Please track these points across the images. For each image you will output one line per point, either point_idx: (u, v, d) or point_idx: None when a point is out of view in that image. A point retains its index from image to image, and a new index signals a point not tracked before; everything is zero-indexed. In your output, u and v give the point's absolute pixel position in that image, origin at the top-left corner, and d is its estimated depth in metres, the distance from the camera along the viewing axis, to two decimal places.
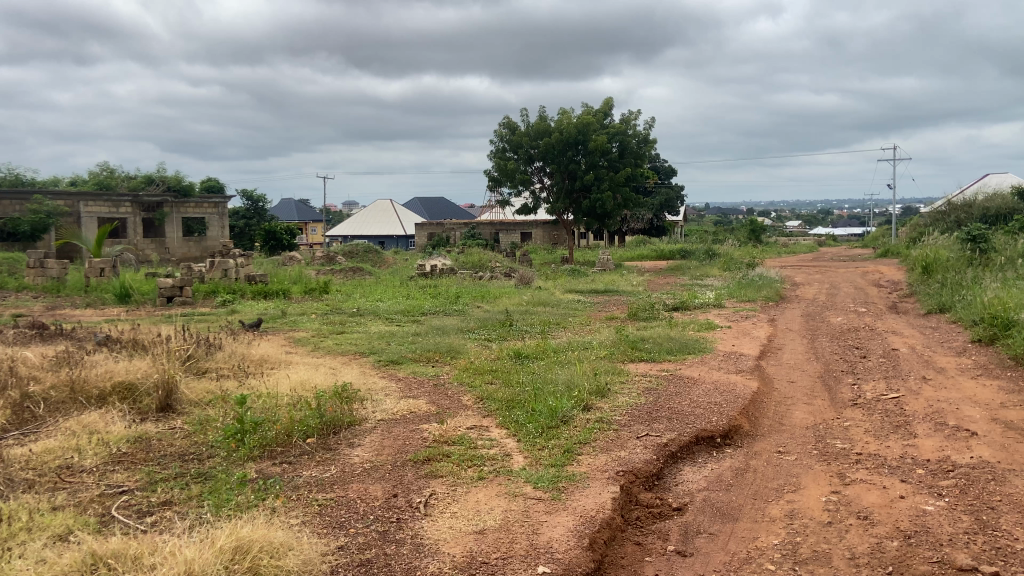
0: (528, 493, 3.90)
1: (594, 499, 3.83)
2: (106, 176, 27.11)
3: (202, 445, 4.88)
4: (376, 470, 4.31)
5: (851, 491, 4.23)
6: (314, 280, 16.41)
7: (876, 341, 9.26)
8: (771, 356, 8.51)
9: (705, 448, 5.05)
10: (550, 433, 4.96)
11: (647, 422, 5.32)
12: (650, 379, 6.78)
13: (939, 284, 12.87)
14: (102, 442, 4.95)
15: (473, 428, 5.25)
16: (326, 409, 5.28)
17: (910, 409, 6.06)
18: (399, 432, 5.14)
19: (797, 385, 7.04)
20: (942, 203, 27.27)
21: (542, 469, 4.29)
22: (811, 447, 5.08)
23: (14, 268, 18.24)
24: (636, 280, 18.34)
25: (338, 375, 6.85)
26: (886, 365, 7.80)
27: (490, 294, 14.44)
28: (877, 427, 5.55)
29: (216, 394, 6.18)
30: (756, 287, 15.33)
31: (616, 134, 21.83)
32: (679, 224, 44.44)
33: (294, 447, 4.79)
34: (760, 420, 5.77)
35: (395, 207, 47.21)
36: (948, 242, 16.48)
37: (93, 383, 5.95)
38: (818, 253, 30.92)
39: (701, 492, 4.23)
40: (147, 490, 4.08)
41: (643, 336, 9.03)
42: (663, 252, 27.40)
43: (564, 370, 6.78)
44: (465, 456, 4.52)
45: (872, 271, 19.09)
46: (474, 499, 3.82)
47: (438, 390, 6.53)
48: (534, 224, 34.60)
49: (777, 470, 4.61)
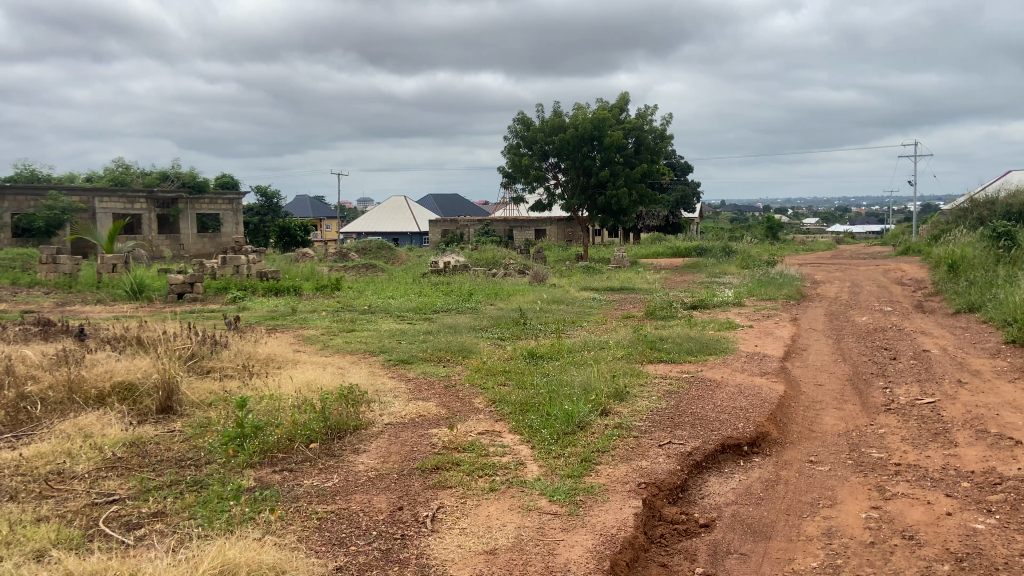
0: (543, 508, 3.62)
1: (615, 514, 3.53)
2: (121, 172, 27.09)
3: (201, 450, 4.63)
4: (382, 480, 4.04)
5: (893, 506, 3.92)
6: (326, 277, 16.18)
7: (905, 342, 8.89)
8: (795, 357, 8.20)
9: (731, 456, 4.75)
10: (566, 440, 4.68)
11: (669, 429, 5.03)
12: (670, 381, 6.47)
13: (968, 282, 12.45)
14: (97, 446, 4.71)
15: (485, 433, 4.98)
16: (330, 412, 5.02)
17: (948, 415, 5.73)
18: (408, 437, 4.88)
19: (825, 388, 6.70)
20: (964, 200, 26.65)
21: (558, 480, 4.01)
22: (845, 457, 4.76)
23: (28, 265, 18.19)
24: (652, 277, 18.04)
25: (346, 376, 6.59)
26: (918, 368, 7.44)
27: (502, 292, 14.12)
28: (914, 435, 5.22)
29: (219, 395, 5.94)
30: (776, 285, 14.91)
31: (633, 129, 21.41)
32: (694, 222, 44.05)
33: (296, 452, 4.54)
34: (789, 427, 5.45)
35: (409, 205, 46.99)
36: (974, 240, 16.01)
37: (92, 383, 5.71)
38: (835, 254, 28.56)
39: (729, 506, 3.93)
40: (139, 500, 3.84)
41: (662, 336, 8.71)
42: (679, 250, 26.94)
43: (581, 372, 6.48)
44: (477, 465, 4.24)
45: (894, 270, 18.61)
46: (485, 513, 3.55)
47: (449, 392, 6.27)
48: (548, 221, 34.18)
49: (810, 482, 4.30)
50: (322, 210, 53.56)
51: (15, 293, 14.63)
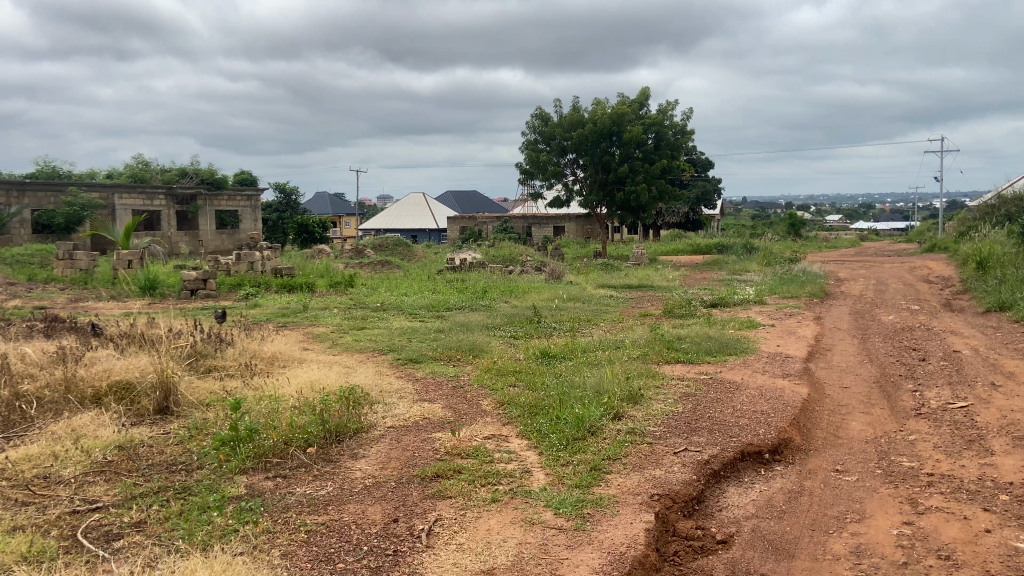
0: (546, 521, 3.37)
1: (625, 530, 3.28)
2: (140, 169, 27.15)
3: (193, 454, 4.43)
4: (378, 489, 3.81)
5: (926, 522, 3.63)
6: (341, 274, 16.02)
7: (934, 342, 8.54)
8: (819, 357, 7.90)
9: (751, 465, 4.47)
10: (576, 446, 4.43)
11: (686, 435, 4.75)
12: (687, 383, 6.19)
13: (999, 279, 12.04)
14: (87, 448, 4.53)
15: (491, 438, 4.74)
16: (330, 414, 4.80)
17: (983, 421, 5.40)
18: (410, 441, 4.65)
19: (851, 391, 6.39)
20: (991, 196, 26.04)
21: (565, 490, 3.76)
22: (874, 466, 4.46)
23: (46, 261, 18.25)
24: (671, 275, 17.69)
25: (351, 376, 6.38)
26: (949, 369, 7.11)
27: (518, 289, 13.85)
28: (947, 443, 4.90)
29: (219, 395, 5.75)
30: (798, 283, 14.52)
31: (653, 124, 21.05)
32: (714, 219, 43.54)
33: (292, 458, 4.32)
34: (813, 433, 5.16)
35: (428, 201, 46.82)
36: (1003, 237, 15.52)
37: (89, 382, 5.54)
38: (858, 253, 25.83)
39: (750, 520, 3.66)
40: (123, 507, 3.64)
41: (680, 335, 8.40)
42: (698, 247, 26.53)
43: (594, 373, 6.22)
44: (479, 473, 3.99)
45: (919, 267, 18.13)
46: (485, 527, 3.31)
47: (457, 393, 6.04)
48: (567, 217, 33.85)
49: (837, 494, 4.01)
50: (341, 207, 53.54)
51: (31, 289, 14.61)
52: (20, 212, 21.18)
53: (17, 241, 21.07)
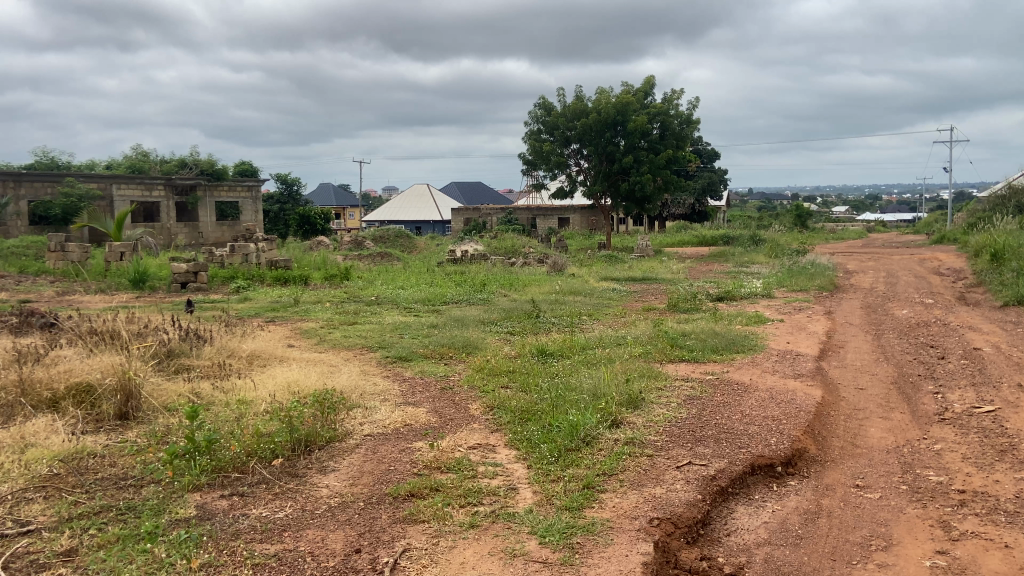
0: (531, 554, 2.95)
1: (618, 564, 2.86)
2: (140, 159, 26.72)
3: (146, 466, 4.02)
4: (344, 510, 3.40)
5: (963, 551, 3.20)
6: (338, 266, 15.62)
7: (953, 339, 8.09)
8: (832, 355, 7.44)
9: (762, 479, 4.04)
10: (568, 458, 4.01)
11: (689, 444, 4.33)
12: (692, 385, 5.77)
13: (1015, 271, 11.61)
14: (32, 458, 4.12)
15: (476, 448, 4.32)
16: (301, 421, 4.40)
17: (1013, 427, 4.93)
18: (386, 452, 4.23)
19: (868, 393, 5.94)
20: (1001, 186, 25.47)
21: (553, 514, 3.33)
22: (898, 481, 4.03)
23: (41, 253, 17.94)
24: (676, 267, 17.24)
25: (332, 376, 5.96)
26: (972, 369, 6.64)
27: (517, 282, 13.42)
28: (976, 453, 4.47)
29: (186, 398, 5.35)
30: (807, 275, 14.07)
31: (658, 113, 20.51)
32: (721, 210, 43.11)
33: (253, 473, 3.90)
34: (829, 442, 4.71)
35: (430, 192, 46.31)
36: (1017, 228, 15.02)
37: (45, 385, 5.12)
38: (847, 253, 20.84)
39: (761, 547, 3.24)
40: (55, 532, 3.23)
41: (684, 331, 7.93)
42: (705, 239, 25.99)
43: (591, 373, 5.80)
44: (459, 492, 3.57)
45: (930, 259, 17.66)
46: (459, 560, 2.89)
47: (445, 395, 5.62)
48: (571, 209, 33.66)
49: (859, 515, 3.58)
50: (344, 198, 53.13)
51: (20, 282, 14.23)
52: (17, 203, 20.84)
53: (13, 233, 20.79)
